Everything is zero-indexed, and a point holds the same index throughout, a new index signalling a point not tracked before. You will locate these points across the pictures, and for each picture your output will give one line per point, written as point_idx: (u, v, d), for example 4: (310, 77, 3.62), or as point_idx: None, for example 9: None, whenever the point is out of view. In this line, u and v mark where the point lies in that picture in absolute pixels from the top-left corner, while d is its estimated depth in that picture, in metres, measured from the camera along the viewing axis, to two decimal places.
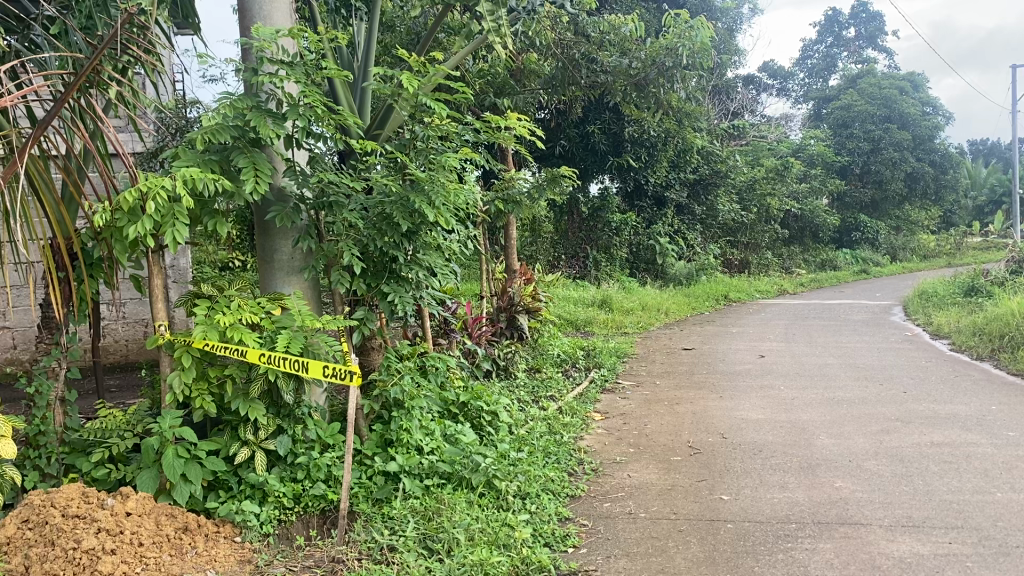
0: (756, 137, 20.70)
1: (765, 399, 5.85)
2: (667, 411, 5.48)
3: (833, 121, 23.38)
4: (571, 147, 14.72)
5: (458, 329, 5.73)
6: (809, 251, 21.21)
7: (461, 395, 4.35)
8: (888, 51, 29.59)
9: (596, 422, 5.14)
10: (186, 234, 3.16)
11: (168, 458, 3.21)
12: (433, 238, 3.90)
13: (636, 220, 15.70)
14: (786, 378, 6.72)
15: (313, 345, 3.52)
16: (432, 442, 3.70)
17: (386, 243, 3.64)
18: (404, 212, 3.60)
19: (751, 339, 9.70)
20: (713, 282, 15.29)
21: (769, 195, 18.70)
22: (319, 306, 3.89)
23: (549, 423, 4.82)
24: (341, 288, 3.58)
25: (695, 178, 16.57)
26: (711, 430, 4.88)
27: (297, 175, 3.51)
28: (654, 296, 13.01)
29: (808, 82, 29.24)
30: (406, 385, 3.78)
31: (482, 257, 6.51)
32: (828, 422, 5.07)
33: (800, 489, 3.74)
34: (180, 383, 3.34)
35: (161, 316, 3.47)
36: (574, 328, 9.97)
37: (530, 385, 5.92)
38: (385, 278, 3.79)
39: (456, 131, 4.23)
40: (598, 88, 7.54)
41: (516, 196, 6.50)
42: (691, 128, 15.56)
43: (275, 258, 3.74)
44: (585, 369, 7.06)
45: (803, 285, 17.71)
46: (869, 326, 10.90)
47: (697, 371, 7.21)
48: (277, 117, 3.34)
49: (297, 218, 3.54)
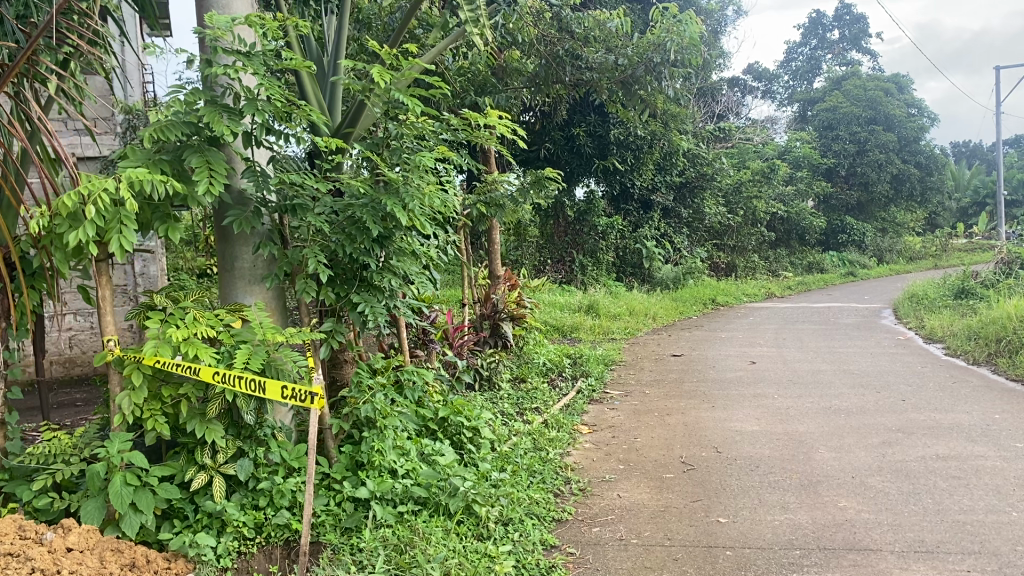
0: (742, 139, 20.56)
1: (759, 408, 5.61)
2: (658, 422, 5.23)
3: (819, 123, 23.26)
4: (556, 150, 14.53)
5: (439, 339, 5.47)
6: (796, 253, 21.07)
7: (440, 410, 4.13)
8: (873, 53, 29.53)
9: (584, 435, 4.88)
10: (134, 241, 2.89)
11: (115, 486, 2.93)
12: (407, 244, 3.64)
13: (622, 223, 15.48)
14: (780, 387, 6.48)
15: (276, 360, 3.26)
16: (407, 463, 3.44)
17: (356, 249, 3.38)
18: (375, 215, 3.34)
19: (741, 344, 9.48)
20: (700, 286, 15.08)
21: (756, 197, 18.52)
22: (285, 317, 3.62)
23: (534, 438, 4.56)
24: (306, 297, 3.31)
25: (681, 181, 16.37)
26: (704, 444, 4.63)
27: (257, 176, 3.25)
28: (641, 301, 12.79)
29: (793, 84, 29.12)
30: (379, 403, 3.53)
31: (464, 262, 6.26)
32: (827, 434, 4.84)
33: (802, 510, 3.49)
34: (130, 404, 3.06)
35: (111, 330, 3.20)
36: (560, 335, 9.72)
37: (514, 397, 5.67)
38: (356, 286, 3.52)
39: (432, 131, 3.98)
40: (583, 86, 7.29)
41: (499, 199, 6.27)
42: (678, 130, 15.36)
43: (236, 266, 3.46)
44: (572, 378, 6.80)
45: (791, 288, 17.53)
46: (860, 330, 10.70)
47: (688, 379, 6.96)
48: (233, 113, 3.07)
49: (257, 222, 3.27)
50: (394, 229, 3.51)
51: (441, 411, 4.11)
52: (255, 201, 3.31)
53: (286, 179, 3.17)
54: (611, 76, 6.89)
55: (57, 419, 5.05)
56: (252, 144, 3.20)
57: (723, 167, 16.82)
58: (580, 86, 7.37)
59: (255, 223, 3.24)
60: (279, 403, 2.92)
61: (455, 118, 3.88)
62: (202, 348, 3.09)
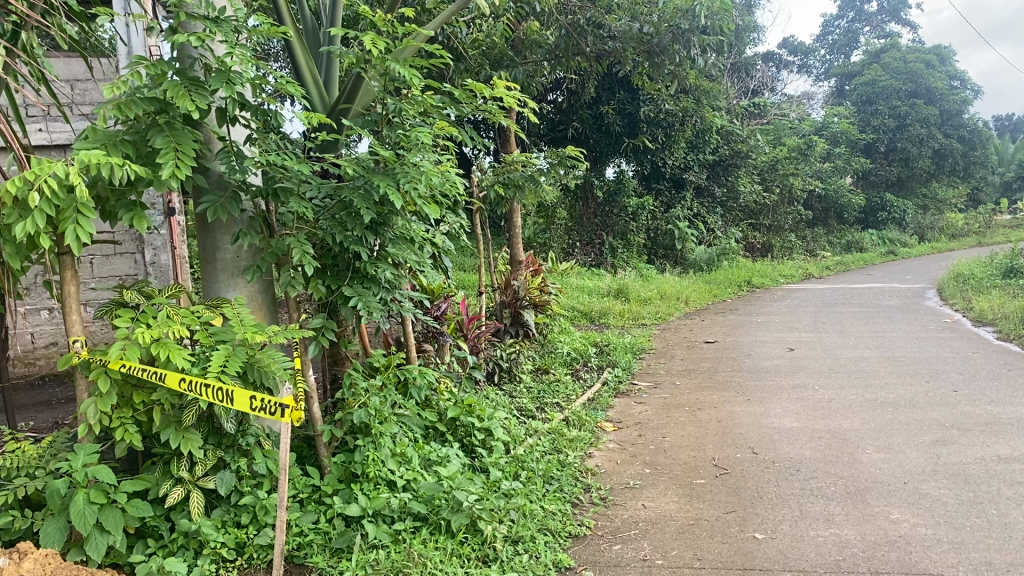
0: (777, 115, 19.92)
1: (799, 402, 5.20)
2: (689, 418, 4.86)
3: (857, 98, 22.51)
4: (584, 129, 14.20)
5: (453, 331, 5.13)
6: (834, 232, 20.46)
7: (449, 409, 3.80)
8: (913, 24, 28.49)
9: (608, 434, 4.52)
10: (91, 231, 2.58)
11: (77, 504, 2.62)
12: (407, 229, 3.29)
13: (653, 204, 15.03)
14: (821, 377, 6.06)
15: (257, 361, 2.94)
16: (407, 473, 3.11)
17: (347, 237, 3.04)
18: (368, 200, 3.00)
19: (778, 328, 9.04)
20: (735, 267, 14.60)
21: (793, 175, 17.92)
22: (273, 312, 3.30)
23: (553, 438, 4.21)
24: (290, 292, 2.97)
25: (715, 159, 15.83)
26: (739, 444, 4.25)
27: (232, 157, 2.90)
28: (673, 285, 12.38)
29: (830, 58, 28.24)
30: (376, 407, 3.20)
31: (481, 247, 5.92)
32: (874, 431, 4.43)
33: (849, 524, 3.11)
34: (95, 412, 2.77)
35: (76, 330, 2.89)
36: (588, 321, 9.37)
37: (534, 391, 5.33)
38: (348, 278, 3.17)
39: (436, 107, 3.61)
40: (606, 58, 6.88)
41: (518, 180, 5.92)
42: (710, 107, 14.84)
43: (218, 257, 3.15)
44: (598, 368, 6.44)
45: (830, 268, 16.96)
46: (904, 312, 10.21)
47: (721, 369, 6.57)
48: (202, 86, 2.73)
49: (235, 206, 2.94)
50: (389, 214, 3.15)
51: (450, 411, 3.78)
52: (233, 183, 2.98)
53: (264, 161, 2.83)
54: (636, 46, 6.39)
55: (32, 421, 4.94)
56: (228, 122, 2.86)
57: (759, 143, 16.22)
58: (605, 57, 6.95)
59: (234, 208, 2.92)
60: (250, 414, 2.60)
61: (459, 91, 3.51)
62: (174, 349, 2.77)
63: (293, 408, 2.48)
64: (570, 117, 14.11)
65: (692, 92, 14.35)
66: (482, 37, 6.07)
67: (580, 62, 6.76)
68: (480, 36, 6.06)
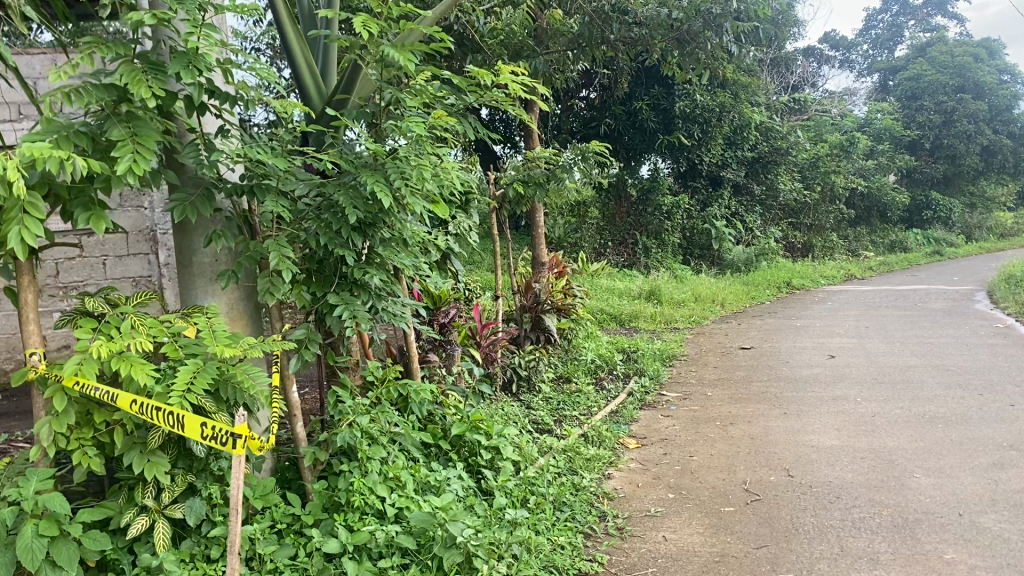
0: (819, 111, 19.35)
1: (839, 417, 4.82)
2: (719, 434, 4.50)
3: (901, 93, 21.81)
4: (618, 125, 13.89)
5: (465, 338, 4.87)
6: (877, 231, 19.85)
7: (454, 426, 3.49)
8: (961, 17, 27.53)
9: (630, 452, 4.18)
10: (39, 232, 2.30)
11: (25, 538, 2.33)
12: (399, 230, 2.98)
13: (689, 203, 14.60)
14: (862, 388, 5.65)
15: (230, 377, 2.65)
16: (400, 499, 2.81)
17: (330, 240, 2.74)
18: (353, 200, 2.69)
19: (818, 333, 8.60)
20: (774, 268, 14.12)
21: (835, 172, 17.33)
22: (255, 322, 3.01)
23: (569, 457, 3.88)
24: (267, 301, 2.68)
25: (753, 156, 15.33)
26: (772, 465, 3.89)
27: (202, 151, 2.60)
28: (709, 286, 11.96)
29: (873, 53, 27.45)
30: (366, 426, 2.90)
31: (499, 248, 5.61)
32: (923, 451, 4.04)
33: (896, 566, 2.74)
34: (50, 433, 2.48)
35: (33, 342, 2.62)
36: (617, 324, 9.04)
37: (553, 402, 5.01)
38: (335, 285, 2.86)
39: (437, 98, 3.31)
40: (634, 48, 6.53)
41: (539, 177, 5.61)
42: (748, 102, 14.35)
43: (195, 261, 2.87)
44: (624, 377, 6.09)
45: (873, 269, 16.39)
46: (952, 316, 9.69)
47: (757, 378, 6.19)
48: (163, 72, 2.42)
49: (207, 204, 2.65)
50: (379, 214, 2.85)
51: (454, 428, 3.47)
52: (208, 180, 2.70)
53: (235, 155, 2.53)
54: (665, 32, 6.13)
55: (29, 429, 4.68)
56: (197, 112, 2.56)
57: (799, 140, 15.70)
58: (633, 46, 6.60)
59: (206, 206, 2.63)
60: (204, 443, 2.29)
61: (463, 80, 3.20)
62: (137, 365, 2.49)
63: (246, 438, 2.17)
64: (603, 114, 13.91)
65: (729, 88, 13.92)
66: (501, 26, 5.76)
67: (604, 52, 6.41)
68: (498, 25, 5.75)
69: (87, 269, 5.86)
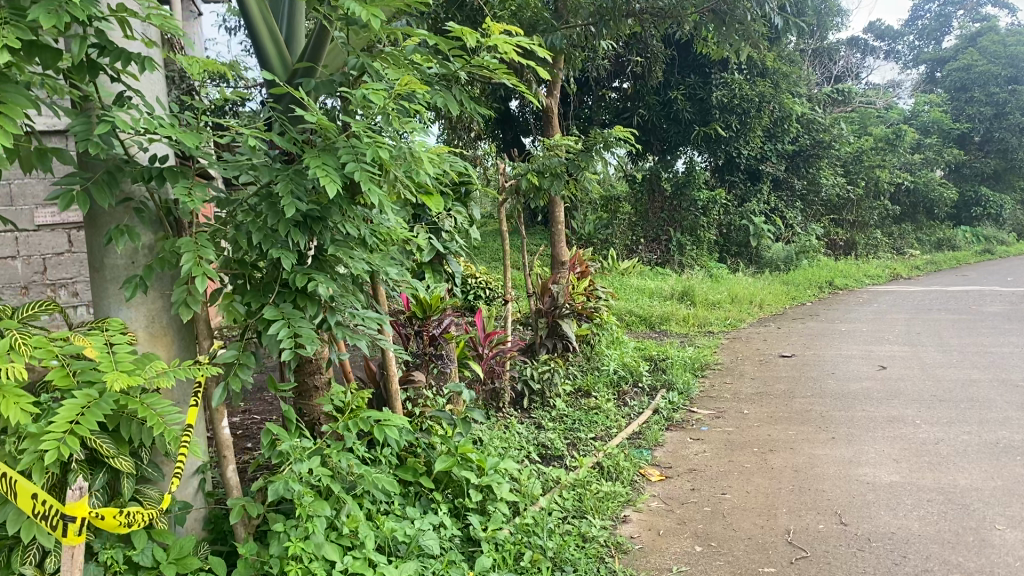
0: (863, 103, 18.52)
1: (896, 444, 4.15)
2: (756, 464, 3.88)
3: (950, 85, 20.84)
4: (651, 116, 13.24)
5: (465, 348, 4.30)
6: (924, 228, 18.92)
7: (438, 460, 2.92)
8: (1014, 7, 26.31)
9: (651, 487, 3.57)
10: None
11: None
12: (358, 223, 2.39)
13: (725, 198, 13.87)
14: (922, 408, 4.97)
15: (129, 412, 2.08)
16: (352, 562, 2.23)
17: (262, 239, 2.15)
18: (289, 192, 2.11)
19: (866, 340, 7.88)
20: (815, 267, 13.33)
21: (880, 167, 16.48)
22: (184, 340, 2.44)
23: (579, 495, 3.28)
24: (181, 316, 2.10)
25: (794, 149, 14.51)
26: (819, 508, 3.26)
27: (93, 127, 2.00)
28: (747, 286, 11.22)
29: (920, 45, 26.26)
30: (313, 469, 2.31)
31: (510, 245, 5.02)
32: (1001, 492, 3.38)
33: None
34: None
35: None
36: (646, 328, 8.43)
37: (567, 421, 4.41)
38: (276, 294, 2.27)
39: (417, 66, 2.70)
40: (663, 21, 5.90)
41: (556, 167, 5.00)
42: (789, 92, 13.58)
43: (107, 263, 2.30)
44: (651, 391, 5.46)
45: (920, 268, 15.52)
46: (1013, 322, 8.89)
47: (800, 393, 5.53)
48: (25, 19, 1.79)
49: (110, 188, 2.10)
50: (330, 205, 2.26)
51: (438, 463, 2.90)
52: (115, 160, 2.15)
53: (148, 125, 1.98)
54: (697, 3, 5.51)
55: None
56: (89, 74, 1.99)
57: (843, 133, 14.90)
58: (663, 20, 5.97)
59: (108, 191, 2.08)
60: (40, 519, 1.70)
61: (445, 41, 2.59)
62: (9, 397, 1.89)
63: None
64: (636, 104, 13.24)
65: (769, 77, 13.18)
66: None
67: (630, 26, 5.79)
68: None
69: (78, 266, 5.33)
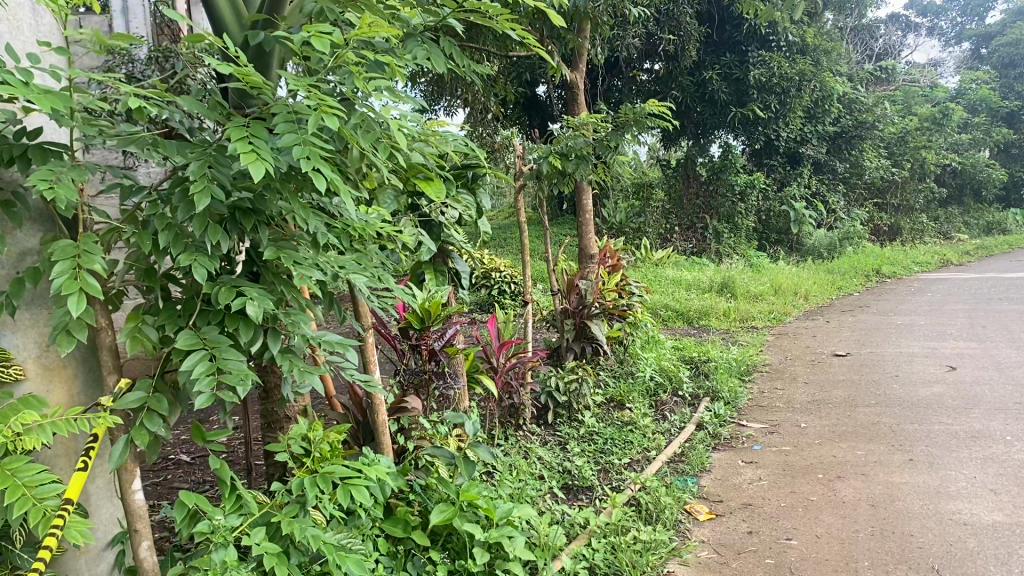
0: (906, 81, 17.61)
1: (989, 469, 3.49)
2: (826, 497, 3.24)
3: (997, 61, 19.80)
4: (685, 98, 12.54)
5: (477, 359, 3.72)
6: (971, 212, 17.98)
7: (436, 510, 2.32)
8: None
9: (701, 530, 2.96)
10: None
11: None
12: (310, 217, 1.81)
13: (765, 182, 13.09)
14: (1008, 420, 4.29)
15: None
16: None
17: (169, 239, 1.56)
18: (201, 173, 1.52)
19: (926, 335, 7.17)
20: (861, 254, 12.53)
21: (927, 148, 15.60)
22: (87, 374, 1.86)
23: (612, 546, 2.68)
24: (60, 349, 1.52)
25: (836, 131, 13.69)
26: (911, 560, 2.63)
27: None
28: (790, 277, 10.50)
29: (962, 20, 24.96)
30: (254, 543, 1.72)
31: (529, 235, 4.39)
32: None
33: None
34: None
35: None
36: (684, 324, 7.81)
37: (598, 441, 3.81)
38: (198, 315, 1.69)
39: (393, 14, 2.11)
40: None
41: (582, 148, 4.34)
42: (830, 69, 12.77)
43: None
44: (693, 401, 4.84)
45: (971, 253, 14.64)
46: None
47: (863, 400, 4.87)
48: None
49: None
50: (267, 192, 1.68)
51: (436, 516, 2.30)
52: None
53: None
54: None
55: None
56: None
57: (887, 112, 14.05)
58: None
59: None
60: None
61: None
62: None
63: None
64: (668, 86, 12.50)
65: (809, 54, 12.39)
66: None
67: None
68: None
69: None
